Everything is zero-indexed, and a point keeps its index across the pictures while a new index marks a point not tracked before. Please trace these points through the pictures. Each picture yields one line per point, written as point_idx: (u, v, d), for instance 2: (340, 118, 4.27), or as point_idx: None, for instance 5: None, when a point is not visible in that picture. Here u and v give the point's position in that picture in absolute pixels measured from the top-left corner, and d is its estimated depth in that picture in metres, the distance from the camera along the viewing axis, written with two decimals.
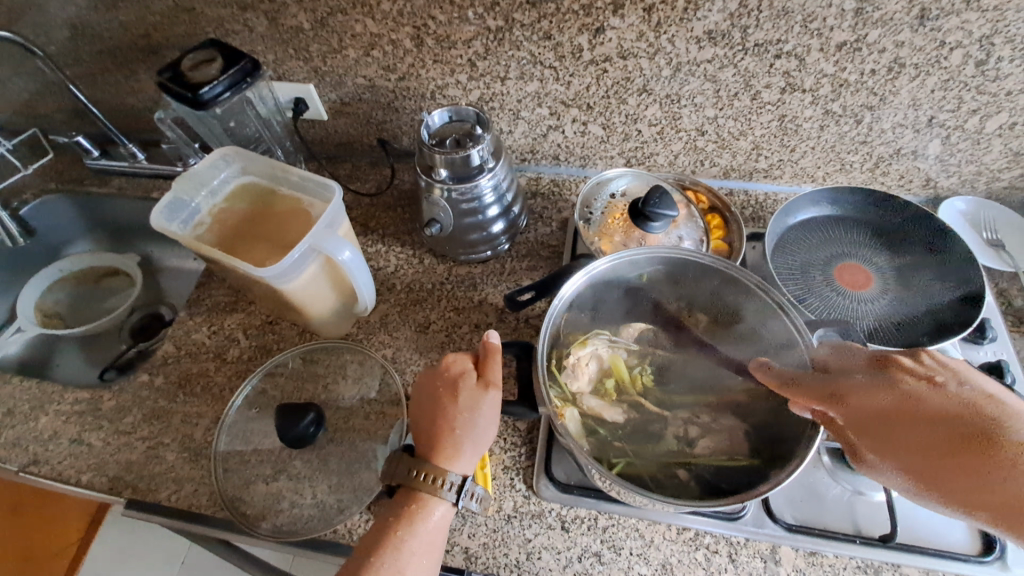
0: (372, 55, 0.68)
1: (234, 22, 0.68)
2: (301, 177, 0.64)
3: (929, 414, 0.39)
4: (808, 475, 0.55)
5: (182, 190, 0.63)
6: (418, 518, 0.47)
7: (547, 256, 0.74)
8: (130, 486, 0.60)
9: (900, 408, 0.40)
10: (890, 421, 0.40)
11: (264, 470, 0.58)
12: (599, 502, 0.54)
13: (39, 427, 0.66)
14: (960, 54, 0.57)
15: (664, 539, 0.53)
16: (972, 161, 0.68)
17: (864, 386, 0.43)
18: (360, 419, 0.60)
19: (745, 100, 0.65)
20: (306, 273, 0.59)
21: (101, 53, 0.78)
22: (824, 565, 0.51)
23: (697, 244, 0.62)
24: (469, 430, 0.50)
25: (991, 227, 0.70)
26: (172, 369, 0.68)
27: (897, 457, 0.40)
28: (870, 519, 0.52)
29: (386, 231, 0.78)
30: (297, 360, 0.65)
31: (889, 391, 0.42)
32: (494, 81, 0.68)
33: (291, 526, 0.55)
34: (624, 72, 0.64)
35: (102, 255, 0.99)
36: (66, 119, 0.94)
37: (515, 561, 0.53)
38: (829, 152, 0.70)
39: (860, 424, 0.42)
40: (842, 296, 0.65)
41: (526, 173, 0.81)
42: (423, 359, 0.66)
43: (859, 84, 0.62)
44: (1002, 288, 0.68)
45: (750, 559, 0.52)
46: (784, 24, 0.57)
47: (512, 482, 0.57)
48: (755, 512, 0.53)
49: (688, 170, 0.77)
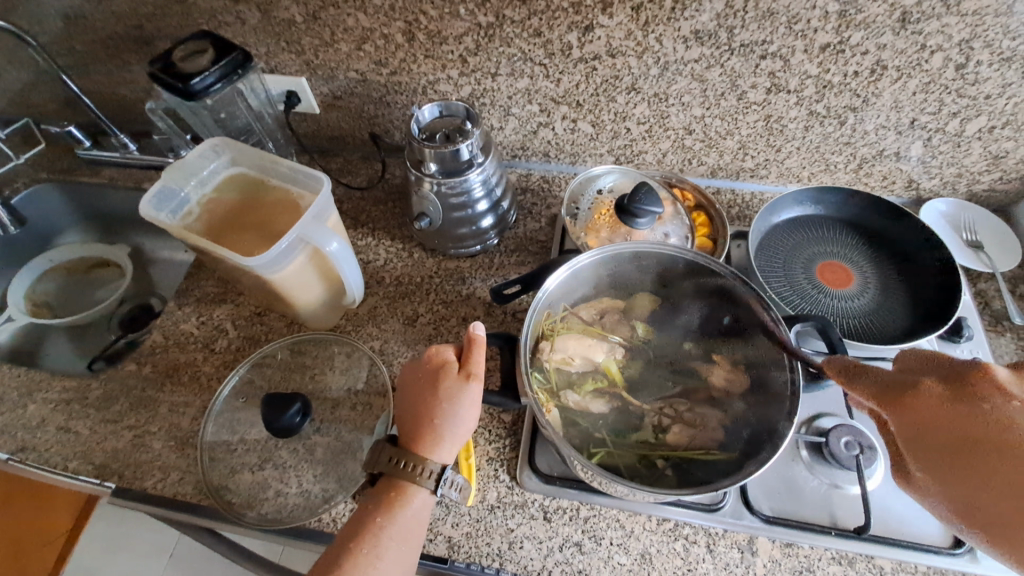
0: (364, 49, 0.69)
1: (226, 14, 0.69)
2: (291, 168, 0.64)
3: (1016, 461, 0.36)
4: (787, 468, 0.56)
5: (171, 180, 0.63)
6: (398, 506, 0.48)
7: (536, 251, 0.74)
8: (116, 474, 0.60)
9: (984, 440, 0.37)
10: (966, 447, 0.38)
11: (250, 459, 0.58)
12: (581, 493, 0.55)
13: (26, 415, 0.66)
14: (940, 57, 0.58)
15: (644, 530, 0.54)
16: (954, 163, 0.69)
17: (983, 465, 0.37)
18: (346, 410, 0.60)
19: (731, 99, 0.66)
20: (294, 262, 0.59)
21: (93, 43, 0.78)
22: (800, 557, 0.52)
23: (683, 240, 0.63)
24: (451, 419, 0.50)
25: (971, 228, 0.72)
26: (160, 359, 0.69)
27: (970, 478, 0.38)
28: (846, 511, 0.53)
29: (376, 225, 0.78)
30: (286, 351, 0.65)
31: (968, 425, 0.38)
32: (485, 77, 0.69)
33: (276, 515, 0.55)
34: (612, 69, 0.65)
35: (92, 246, 0.99)
36: (58, 109, 0.94)
37: (497, 550, 0.53)
38: (814, 152, 0.71)
39: (925, 446, 0.40)
40: (824, 293, 0.66)
41: (517, 170, 0.82)
42: (411, 351, 0.67)
43: (843, 85, 0.63)
44: (981, 289, 0.69)
45: (728, 550, 0.53)
46: (769, 25, 0.58)
47: (496, 473, 0.57)
48: (734, 504, 0.54)
49: (676, 168, 0.77)
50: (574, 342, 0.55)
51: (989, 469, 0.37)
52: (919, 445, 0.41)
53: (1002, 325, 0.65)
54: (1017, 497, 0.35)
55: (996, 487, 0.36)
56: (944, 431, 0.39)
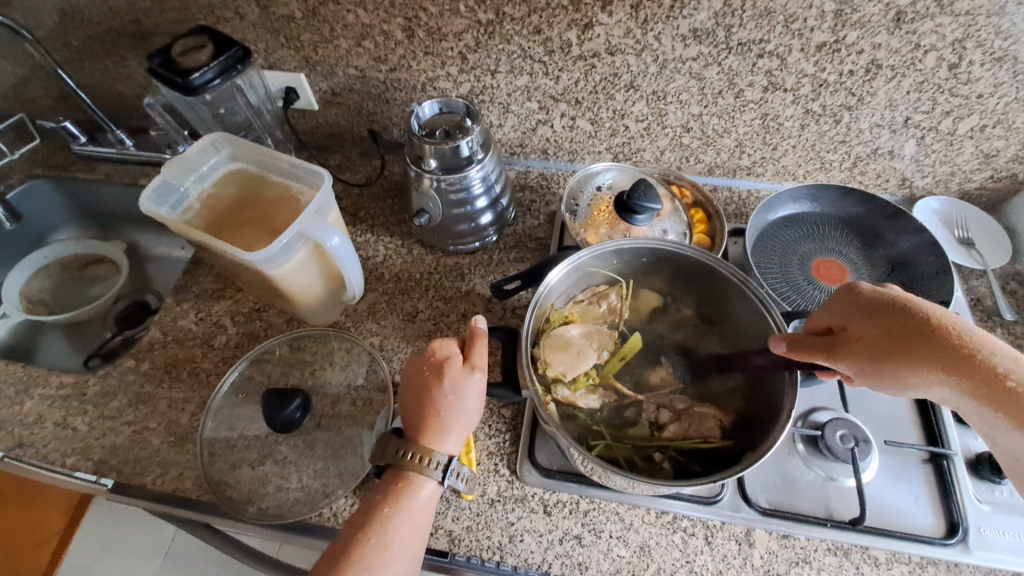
0: (364, 46, 0.69)
1: (225, 10, 0.68)
2: (290, 164, 0.64)
3: (916, 335, 0.43)
4: (783, 461, 0.56)
5: (170, 175, 0.63)
6: (405, 496, 0.48)
7: (534, 247, 0.75)
8: (115, 470, 0.60)
9: (895, 320, 0.44)
10: (879, 328, 0.44)
11: (250, 454, 0.58)
12: (581, 486, 0.55)
13: (23, 411, 0.65)
14: (934, 57, 0.59)
15: (643, 522, 0.54)
16: (946, 161, 0.70)
17: (883, 338, 0.44)
18: (346, 405, 0.61)
19: (728, 97, 0.67)
20: (295, 258, 0.59)
21: (89, 38, 0.78)
22: (797, 548, 0.53)
23: (681, 236, 0.63)
24: (455, 411, 0.50)
25: (963, 226, 0.73)
26: (158, 355, 0.68)
27: (881, 362, 0.43)
28: (842, 503, 0.54)
29: (375, 221, 0.79)
30: (285, 347, 0.65)
31: (875, 332, 0.44)
32: (484, 74, 0.69)
33: (277, 510, 0.55)
34: (611, 67, 0.66)
35: (87, 243, 0.98)
36: (52, 104, 0.93)
37: (497, 544, 0.54)
38: (809, 151, 0.72)
39: (875, 363, 0.44)
40: (819, 289, 0.67)
41: (515, 167, 0.82)
42: (410, 347, 0.67)
43: (839, 84, 0.63)
44: (973, 285, 0.70)
45: (725, 542, 0.53)
46: (766, 23, 0.59)
47: (496, 468, 0.58)
48: (732, 496, 0.54)
49: (674, 166, 0.78)
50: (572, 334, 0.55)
51: (884, 337, 0.44)
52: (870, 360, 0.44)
53: (992, 320, 0.67)
54: (909, 348, 0.43)
55: (907, 350, 0.43)
56: (875, 341, 0.44)
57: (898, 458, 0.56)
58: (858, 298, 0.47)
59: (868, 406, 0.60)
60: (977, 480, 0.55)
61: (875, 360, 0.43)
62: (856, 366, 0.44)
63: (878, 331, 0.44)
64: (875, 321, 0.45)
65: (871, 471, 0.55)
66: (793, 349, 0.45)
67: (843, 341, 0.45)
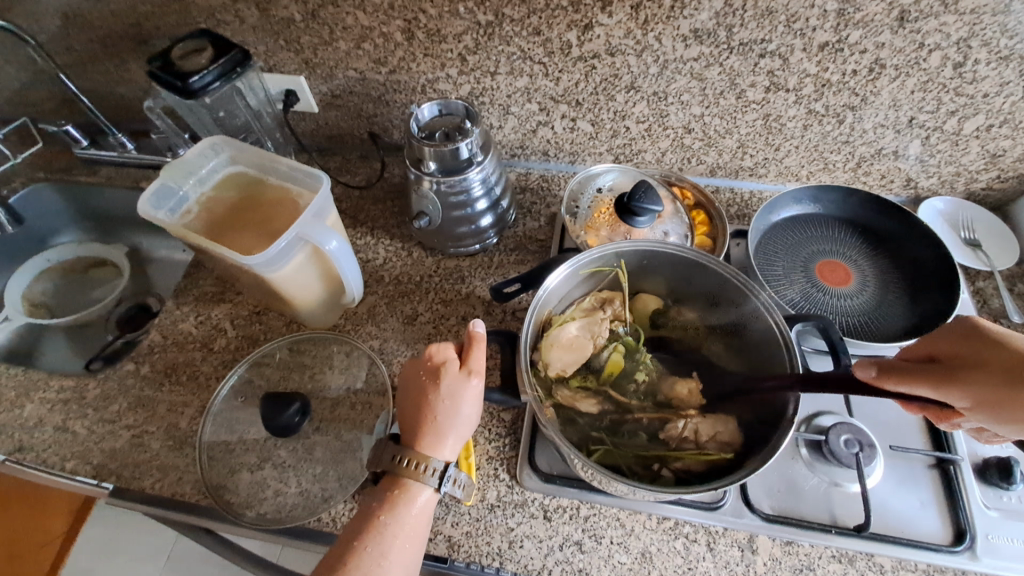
0: (363, 48, 0.69)
1: (224, 12, 0.68)
2: (290, 167, 0.64)
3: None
4: (787, 466, 0.56)
5: (170, 178, 0.63)
6: (402, 503, 0.48)
7: (535, 249, 0.74)
8: (115, 474, 0.60)
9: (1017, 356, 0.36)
10: (1000, 364, 0.36)
11: (249, 459, 0.58)
12: (582, 491, 0.55)
13: (23, 415, 0.65)
14: (938, 56, 0.58)
15: (644, 528, 0.54)
16: (952, 162, 0.69)
17: (1005, 375, 0.36)
18: (345, 409, 0.60)
19: (730, 98, 0.66)
20: (293, 261, 0.59)
21: (90, 42, 0.78)
22: (801, 555, 0.52)
23: (682, 238, 0.63)
24: (452, 417, 0.50)
25: (969, 227, 0.72)
26: (158, 359, 0.68)
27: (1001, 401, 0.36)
28: (846, 509, 0.53)
29: (375, 224, 0.78)
30: (285, 351, 0.65)
31: (992, 366, 0.36)
32: (484, 76, 0.69)
33: (275, 514, 0.55)
34: (612, 68, 0.65)
35: (89, 246, 0.98)
36: (55, 108, 0.93)
37: (497, 549, 0.53)
38: (812, 151, 0.72)
39: (989, 402, 0.36)
40: (823, 292, 0.66)
41: (516, 169, 0.82)
42: (410, 349, 0.66)
43: (842, 84, 0.63)
44: (979, 287, 0.69)
45: (728, 548, 0.53)
46: (768, 23, 0.58)
47: (495, 472, 0.57)
48: (735, 502, 0.54)
49: (675, 167, 0.77)
50: (573, 337, 0.54)
51: (1004, 373, 0.36)
52: (986, 399, 0.36)
53: (1000, 323, 0.65)
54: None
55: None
56: (995, 376, 0.36)
57: (904, 463, 0.56)
58: (969, 331, 0.39)
59: (872, 410, 0.59)
60: (985, 486, 0.54)
61: (998, 389, 0.36)
62: (971, 403, 0.37)
63: (995, 368, 0.36)
64: (992, 347, 0.37)
65: (876, 477, 0.54)
66: (886, 374, 0.39)
67: (953, 375, 0.37)
